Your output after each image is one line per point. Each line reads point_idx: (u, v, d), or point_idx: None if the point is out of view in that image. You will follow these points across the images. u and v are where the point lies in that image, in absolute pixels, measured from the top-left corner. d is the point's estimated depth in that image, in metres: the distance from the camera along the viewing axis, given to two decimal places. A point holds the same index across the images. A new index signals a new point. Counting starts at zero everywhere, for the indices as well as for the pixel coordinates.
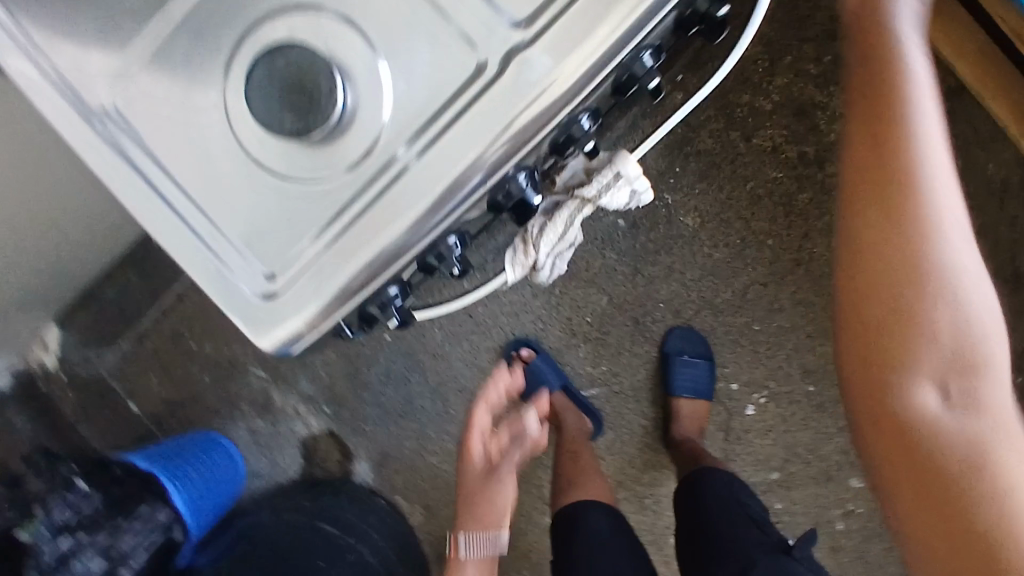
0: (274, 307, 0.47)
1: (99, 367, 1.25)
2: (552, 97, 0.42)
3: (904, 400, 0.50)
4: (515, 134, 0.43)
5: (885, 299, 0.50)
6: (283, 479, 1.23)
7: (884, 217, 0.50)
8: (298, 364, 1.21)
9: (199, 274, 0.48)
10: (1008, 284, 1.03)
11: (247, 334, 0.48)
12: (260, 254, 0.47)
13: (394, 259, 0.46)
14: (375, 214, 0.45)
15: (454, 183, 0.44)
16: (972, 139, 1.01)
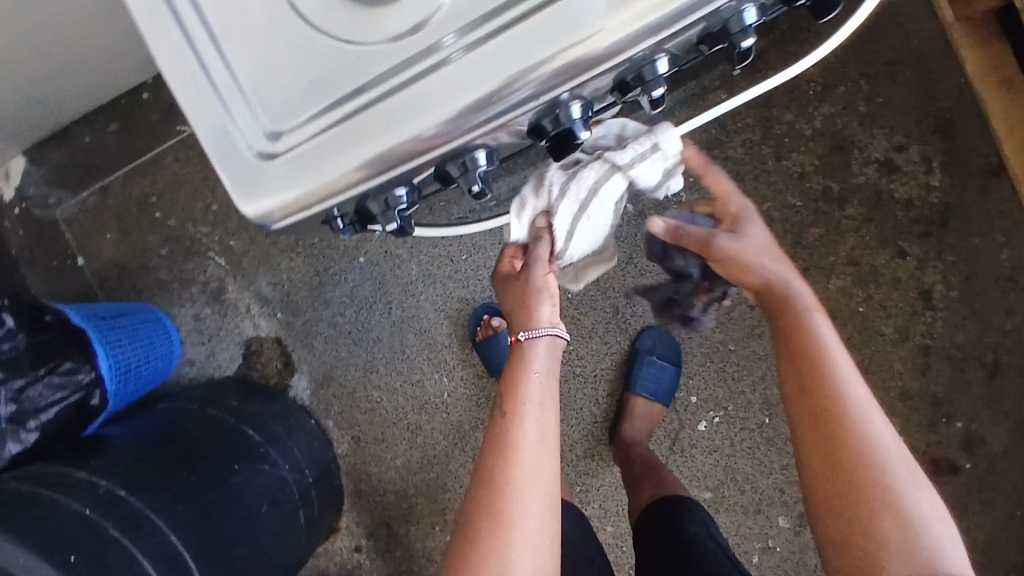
0: (269, 170, 0.42)
1: (53, 210, 1.17)
2: (621, 33, 0.38)
3: (852, 514, 0.54)
4: (568, 64, 0.39)
5: (816, 433, 0.56)
6: (216, 375, 1.17)
7: (801, 361, 0.58)
8: (263, 261, 1.15)
9: (197, 115, 0.43)
10: (985, 369, 1.03)
11: (232, 194, 0.43)
12: (268, 111, 0.42)
13: (412, 155, 0.41)
14: (407, 99, 0.40)
15: (502, 88, 0.39)
16: (993, 219, 1.01)
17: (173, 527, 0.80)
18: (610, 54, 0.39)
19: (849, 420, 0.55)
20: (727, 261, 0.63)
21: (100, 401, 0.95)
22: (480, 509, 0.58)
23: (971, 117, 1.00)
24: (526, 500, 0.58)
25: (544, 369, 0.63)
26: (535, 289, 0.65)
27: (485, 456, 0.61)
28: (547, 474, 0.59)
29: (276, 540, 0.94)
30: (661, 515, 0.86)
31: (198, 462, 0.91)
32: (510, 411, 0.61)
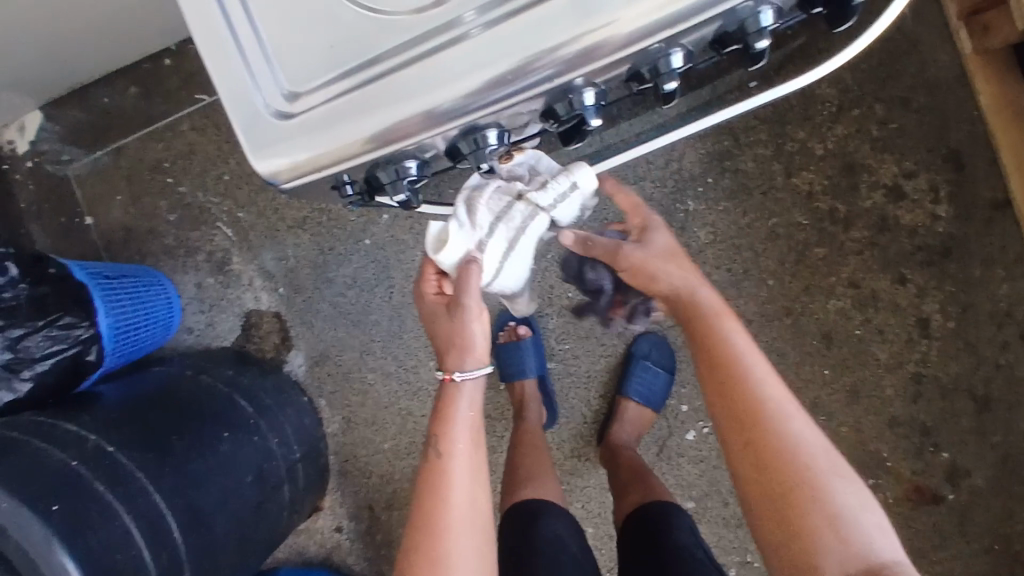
0: (285, 131, 0.44)
1: (66, 168, 1.18)
2: (633, 26, 0.39)
3: (760, 461, 0.59)
4: (580, 50, 0.40)
5: (739, 427, 0.60)
6: (213, 344, 1.18)
7: (719, 363, 0.62)
8: (269, 235, 1.16)
9: (218, 70, 0.44)
10: (975, 402, 1.03)
11: (246, 151, 0.45)
12: (289, 71, 0.44)
13: (424, 128, 0.43)
14: (423, 72, 0.42)
15: (514, 70, 0.40)
16: (993, 253, 1.01)
17: (158, 487, 0.81)
18: (621, 44, 0.40)
19: (764, 411, 0.60)
20: (640, 273, 0.69)
21: (97, 357, 0.95)
22: (415, 547, 0.61)
23: (981, 151, 1.00)
24: (459, 538, 0.61)
25: (475, 408, 0.66)
26: (465, 327, 0.65)
27: (421, 496, 0.64)
28: (478, 517, 0.63)
29: (258, 512, 0.94)
30: (648, 522, 0.86)
31: (187, 425, 0.91)
32: (441, 452, 0.64)
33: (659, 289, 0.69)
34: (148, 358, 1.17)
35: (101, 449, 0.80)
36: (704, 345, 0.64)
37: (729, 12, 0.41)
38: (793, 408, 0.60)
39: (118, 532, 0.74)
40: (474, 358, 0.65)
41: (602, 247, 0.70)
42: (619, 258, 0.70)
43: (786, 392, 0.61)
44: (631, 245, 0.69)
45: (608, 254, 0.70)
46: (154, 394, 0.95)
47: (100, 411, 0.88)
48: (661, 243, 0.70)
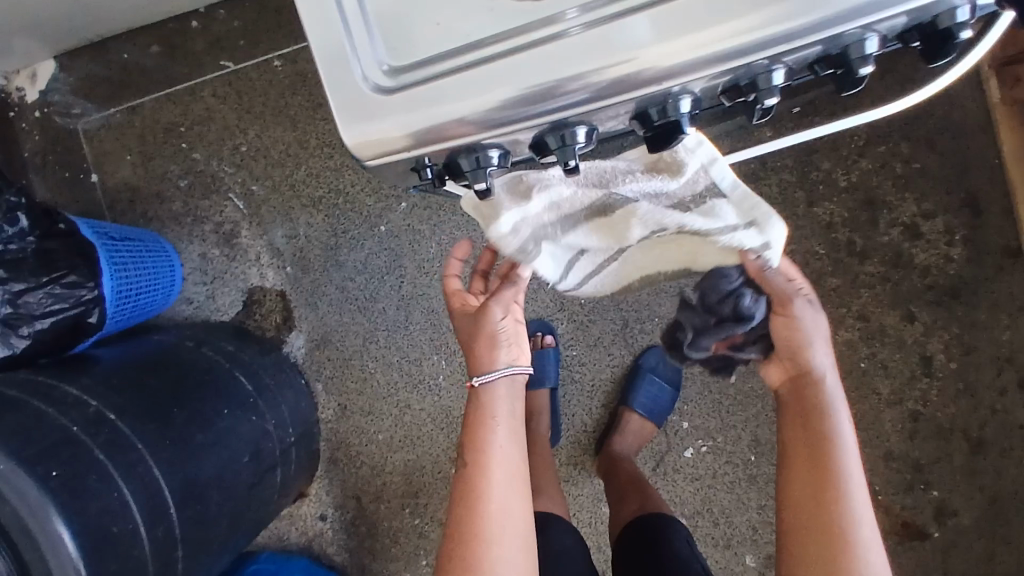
0: (378, 105, 0.42)
1: (77, 122, 1.14)
2: (665, 62, 0.40)
3: None
4: (615, 78, 0.40)
5: (815, 547, 0.55)
6: (212, 317, 1.15)
7: (817, 468, 0.57)
8: (281, 212, 1.13)
9: (316, 33, 0.43)
10: (968, 444, 1.05)
11: (336, 122, 0.43)
12: (390, 44, 0.43)
13: (486, 127, 0.42)
14: (486, 73, 0.41)
15: (561, 84, 0.41)
16: (1001, 300, 1.03)
17: (156, 459, 0.78)
18: (717, 59, 0.40)
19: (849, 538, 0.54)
20: (789, 334, 0.61)
21: (99, 321, 0.91)
22: (454, 560, 0.59)
23: (1000, 198, 1.02)
24: (494, 552, 0.58)
25: (505, 413, 0.63)
26: (489, 331, 0.65)
27: (458, 506, 0.60)
28: (517, 536, 0.60)
29: (250, 492, 0.92)
30: (645, 532, 0.86)
31: (187, 399, 0.88)
32: (477, 458, 0.61)
33: (799, 360, 0.61)
34: (143, 325, 1.14)
35: (103, 415, 0.77)
36: (804, 434, 0.59)
37: (833, 39, 0.41)
38: (876, 543, 0.55)
39: (116, 502, 0.71)
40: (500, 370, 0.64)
41: (777, 292, 0.61)
42: (785, 306, 0.61)
43: (871, 519, 0.56)
44: (803, 307, 0.61)
45: (778, 299, 0.61)
46: (153, 362, 0.92)
47: (101, 375, 0.85)
48: (821, 324, 0.61)
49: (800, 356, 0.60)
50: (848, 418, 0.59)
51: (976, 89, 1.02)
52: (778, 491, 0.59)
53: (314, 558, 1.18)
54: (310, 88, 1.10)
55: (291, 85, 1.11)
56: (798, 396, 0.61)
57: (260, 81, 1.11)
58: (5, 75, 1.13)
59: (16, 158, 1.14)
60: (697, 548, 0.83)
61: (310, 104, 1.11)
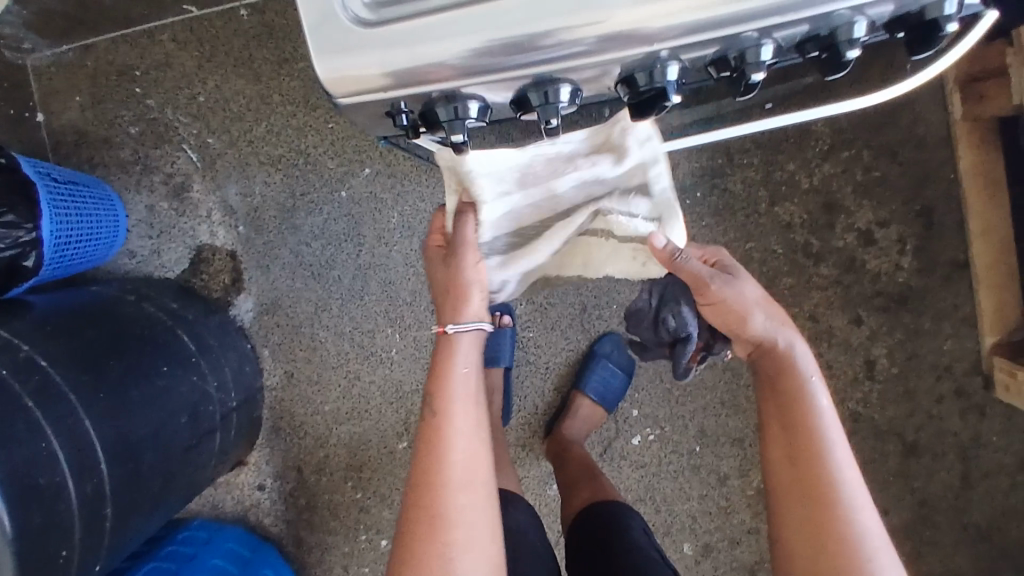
0: (357, 41, 0.40)
1: (25, 56, 1.09)
2: (655, 22, 0.39)
3: (804, 523, 0.55)
4: (603, 34, 0.39)
5: (795, 491, 0.56)
6: (156, 274, 1.10)
7: (793, 433, 0.57)
8: (237, 168, 1.09)
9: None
10: (903, 447, 1.08)
11: (311, 58, 0.41)
12: None
13: (465, 72, 0.41)
14: (470, 14, 0.39)
15: (548, 33, 0.39)
16: (944, 310, 1.06)
17: (89, 412, 0.74)
18: (712, 24, 0.39)
19: (834, 496, 0.54)
20: (727, 312, 0.61)
21: (36, 265, 0.86)
22: (417, 512, 0.57)
23: (951, 212, 1.05)
24: (459, 500, 0.57)
25: (471, 364, 0.61)
26: (463, 277, 0.60)
27: (420, 454, 0.59)
28: (480, 470, 0.58)
29: (187, 454, 0.88)
30: (600, 516, 0.86)
31: (125, 352, 0.84)
32: (440, 410, 0.58)
33: (744, 334, 0.61)
34: (81, 277, 1.08)
35: (34, 361, 0.73)
36: (775, 403, 0.59)
37: (824, 19, 0.41)
38: (861, 494, 0.55)
39: (42, 453, 0.67)
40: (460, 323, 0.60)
41: (693, 276, 0.60)
42: (708, 291, 0.61)
43: (856, 475, 0.56)
44: (723, 282, 0.61)
45: (698, 283, 0.61)
46: (93, 312, 0.87)
47: (33, 321, 0.80)
48: (754, 295, 0.62)
49: (743, 330, 0.61)
50: (818, 379, 0.59)
51: (940, 103, 1.04)
52: (759, 459, 0.59)
53: (249, 528, 1.14)
54: (277, 41, 1.06)
55: (257, 37, 1.06)
56: (766, 367, 0.60)
57: (224, 30, 1.07)
58: None
59: None
60: (654, 539, 0.83)
61: (276, 59, 1.06)
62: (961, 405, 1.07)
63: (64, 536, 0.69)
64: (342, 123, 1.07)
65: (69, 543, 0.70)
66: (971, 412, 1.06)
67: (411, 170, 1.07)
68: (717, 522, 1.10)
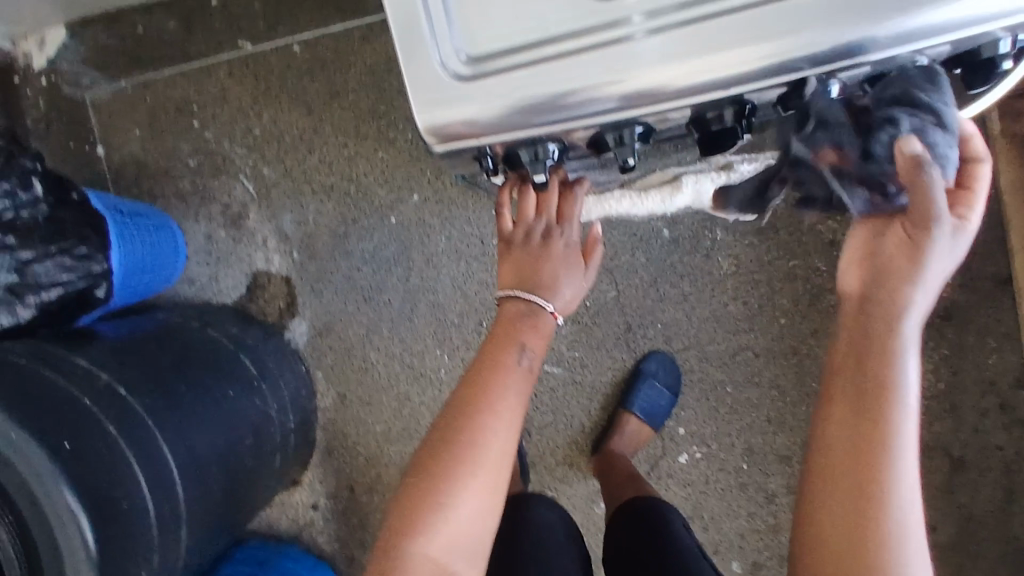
0: (455, 96, 0.45)
1: (86, 93, 1.14)
2: (723, 72, 0.43)
3: (841, 419, 0.49)
4: (678, 85, 0.43)
5: (843, 374, 0.50)
6: (214, 300, 1.15)
7: (871, 313, 0.50)
8: (291, 197, 1.13)
9: (393, 16, 0.46)
10: (949, 462, 1.07)
11: (412, 111, 0.46)
12: (466, 37, 0.45)
13: (551, 120, 0.46)
14: (556, 71, 0.44)
15: (625, 84, 0.44)
16: (990, 325, 1.06)
17: (165, 437, 0.78)
18: (773, 72, 0.43)
19: (880, 376, 0.49)
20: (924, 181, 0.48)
21: (105, 295, 0.91)
22: (460, 422, 0.61)
23: (995, 228, 1.05)
24: (494, 420, 0.62)
25: (535, 328, 0.68)
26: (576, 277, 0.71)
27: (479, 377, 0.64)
28: (516, 405, 0.63)
29: (248, 475, 0.91)
30: (637, 515, 0.87)
31: (192, 375, 0.88)
32: (507, 351, 0.66)
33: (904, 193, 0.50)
34: (144, 303, 1.13)
35: (113, 388, 0.77)
36: (874, 271, 0.51)
37: (883, 62, 0.44)
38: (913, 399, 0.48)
39: (125, 477, 0.70)
40: (558, 297, 0.69)
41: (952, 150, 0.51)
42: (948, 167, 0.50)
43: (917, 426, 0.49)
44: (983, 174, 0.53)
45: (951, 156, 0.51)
46: (158, 338, 0.91)
47: (105, 347, 0.84)
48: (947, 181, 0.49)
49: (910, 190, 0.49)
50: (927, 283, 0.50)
51: (980, 119, 1.05)
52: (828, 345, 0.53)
53: (303, 547, 1.18)
54: (327, 74, 1.10)
55: (308, 71, 1.11)
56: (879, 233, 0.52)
57: (277, 65, 1.11)
58: (13, 40, 1.13)
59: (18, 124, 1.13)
60: (692, 530, 0.85)
61: (326, 92, 1.11)
62: (1007, 420, 1.05)
63: (141, 557, 0.72)
64: (390, 152, 1.11)
65: (145, 566, 0.73)
66: (1018, 428, 1.05)
67: (458, 196, 1.10)
68: (766, 540, 1.10)
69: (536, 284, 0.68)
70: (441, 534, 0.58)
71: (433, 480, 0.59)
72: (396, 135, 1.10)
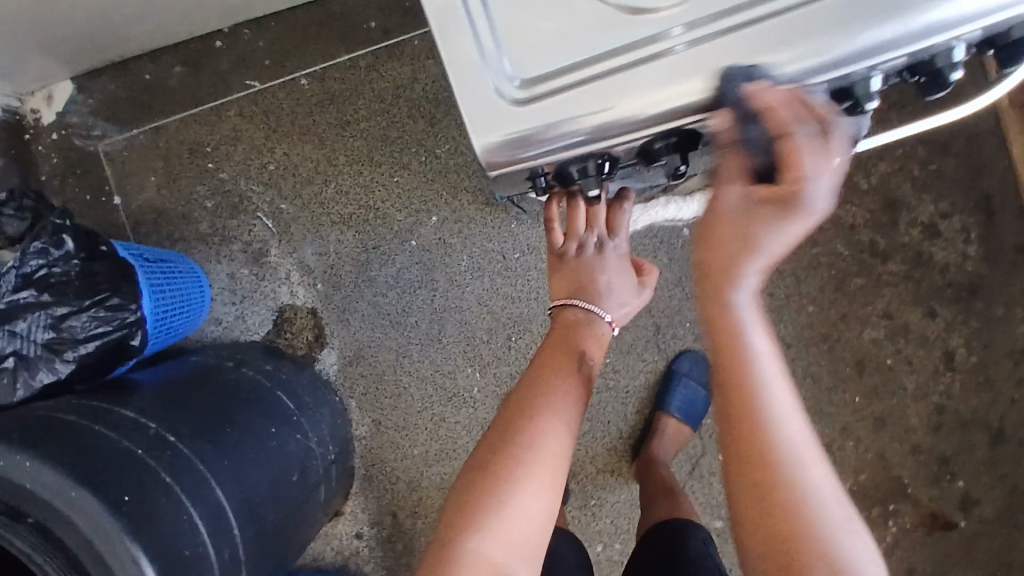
0: (509, 122, 0.51)
1: (98, 144, 1.15)
2: (759, 77, 0.47)
3: (749, 488, 0.50)
4: (719, 92, 0.48)
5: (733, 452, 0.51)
6: (242, 338, 1.14)
7: (731, 391, 0.51)
8: (311, 228, 1.14)
9: (449, 50, 0.51)
10: (990, 435, 1.06)
11: (471, 139, 0.52)
12: (516, 69, 0.51)
13: (602, 136, 0.50)
14: (603, 92, 0.49)
15: (669, 96, 0.48)
16: (1017, 295, 1.06)
17: (217, 478, 0.78)
18: (807, 72, 0.47)
19: (754, 434, 0.50)
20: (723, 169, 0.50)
21: (140, 343, 0.90)
22: (515, 418, 0.66)
23: (1012, 198, 1.06)
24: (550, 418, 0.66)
25: (591, 328, 0.77)
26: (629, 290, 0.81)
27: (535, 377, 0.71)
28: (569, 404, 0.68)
29: (297, 510, 0.91)
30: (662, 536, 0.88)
31: (235, 416, 0.88)
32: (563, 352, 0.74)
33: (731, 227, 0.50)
34: (173, 348, 1.13)
35: (163, 437, 0.77)
36: (716, 347, 0.52)
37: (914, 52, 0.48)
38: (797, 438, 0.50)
39: (186, 525, 0.71)
40: (612, 308, 0.78)
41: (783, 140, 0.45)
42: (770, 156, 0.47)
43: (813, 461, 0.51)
44: (809, 134, 0.44)
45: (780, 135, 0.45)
46: (195, 382, 0.91)
47: (148, 395, 0.84)
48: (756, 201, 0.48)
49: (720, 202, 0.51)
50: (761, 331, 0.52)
51: None
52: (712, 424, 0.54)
53: None
54: (337, 105, 1.12)
55: (319, 103, 1.12)
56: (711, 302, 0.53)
57: (287, 100, 1.12)
58: (20, 97, 1.13)
59: (34, 180, 1.13)
60: (717, 549, 0.86)
61: (338, 123, 1.12)
62: None
63: None
64: (406, 176, 1.11)
65: None
66: None
67: (476, 214, 1.11)
68: None
69: (592, 294, 0.77)
70: (497, 533, 0.59)
71: (484, 484, 0.62)
72: (410, 158, 1.11)
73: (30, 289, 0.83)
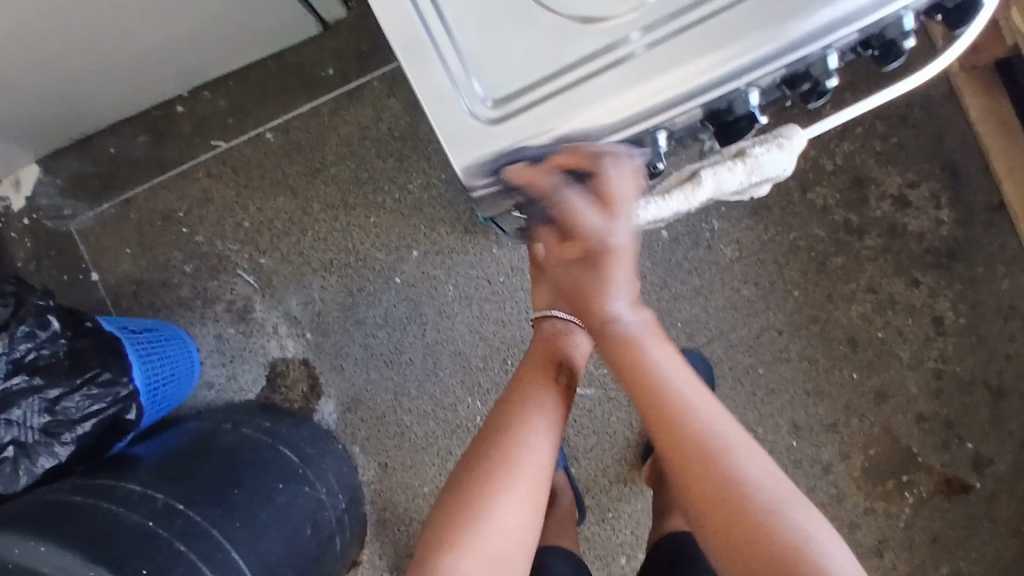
0: (487, 142, 0.52)
1: (69, 223, 1.14)
2: (723, 67, 0.49)
3: (679, 462, 0.57)
4: (687, 86, 0.49)
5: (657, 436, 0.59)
6: (237, 398, 1.13)
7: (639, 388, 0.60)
8: (294, 279, 1.13)
9: (419, 80, 0.52)
10: (990, 393, 1.07)
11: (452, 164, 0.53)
12: (487, 91, 0.51)
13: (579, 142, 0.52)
14: (573, 101, 0.50)
15: (638, 96, 0.50)
16: (994, 252, 1.08)
17: (232, 541, 0.77)
18: (767, 58, 0.49)
19: (670, 415, 0.58)
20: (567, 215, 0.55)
21: (136, 416, 0.90)
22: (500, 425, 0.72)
23: (974, 160, 1.08)
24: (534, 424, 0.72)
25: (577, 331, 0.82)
26: None
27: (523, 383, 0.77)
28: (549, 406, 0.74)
29: (315, 565, 0.89)
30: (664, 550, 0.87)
31: (241, 476, 0.86)
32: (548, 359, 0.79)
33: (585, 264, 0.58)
34: (168, 418, 1.11)
35: (171, 506, 0.77)
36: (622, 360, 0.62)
37: (866, 27, 0.50)
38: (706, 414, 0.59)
39: None
40: None
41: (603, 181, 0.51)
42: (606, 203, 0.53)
43: (726, 437, 0.57)
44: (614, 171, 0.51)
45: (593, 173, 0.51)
46: (196, 448, 0.90)
47: (150, 469, 0.83)
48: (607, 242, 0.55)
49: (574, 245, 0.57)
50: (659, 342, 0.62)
51: None
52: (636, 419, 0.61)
53: None
54: (305, 154, 1.12)
55: (286, 155, 1.12)
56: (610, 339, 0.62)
57: (254, 156, 1.13)
58: None
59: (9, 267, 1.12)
60: None
61: (308, 171, 1.12)
62: None
63: None
64: (382, 215, 1.12)
65: None
66: None
67: (456, 243, 1.11)
68: (833, 511, 1.10)
69: None
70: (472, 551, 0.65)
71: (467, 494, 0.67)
72: (383, 197, 1.12)
73: (22, 372, 0.79)
